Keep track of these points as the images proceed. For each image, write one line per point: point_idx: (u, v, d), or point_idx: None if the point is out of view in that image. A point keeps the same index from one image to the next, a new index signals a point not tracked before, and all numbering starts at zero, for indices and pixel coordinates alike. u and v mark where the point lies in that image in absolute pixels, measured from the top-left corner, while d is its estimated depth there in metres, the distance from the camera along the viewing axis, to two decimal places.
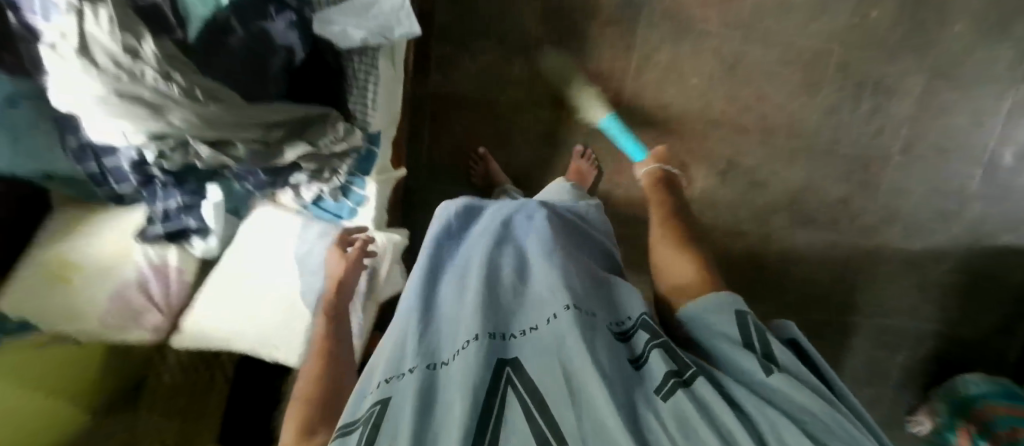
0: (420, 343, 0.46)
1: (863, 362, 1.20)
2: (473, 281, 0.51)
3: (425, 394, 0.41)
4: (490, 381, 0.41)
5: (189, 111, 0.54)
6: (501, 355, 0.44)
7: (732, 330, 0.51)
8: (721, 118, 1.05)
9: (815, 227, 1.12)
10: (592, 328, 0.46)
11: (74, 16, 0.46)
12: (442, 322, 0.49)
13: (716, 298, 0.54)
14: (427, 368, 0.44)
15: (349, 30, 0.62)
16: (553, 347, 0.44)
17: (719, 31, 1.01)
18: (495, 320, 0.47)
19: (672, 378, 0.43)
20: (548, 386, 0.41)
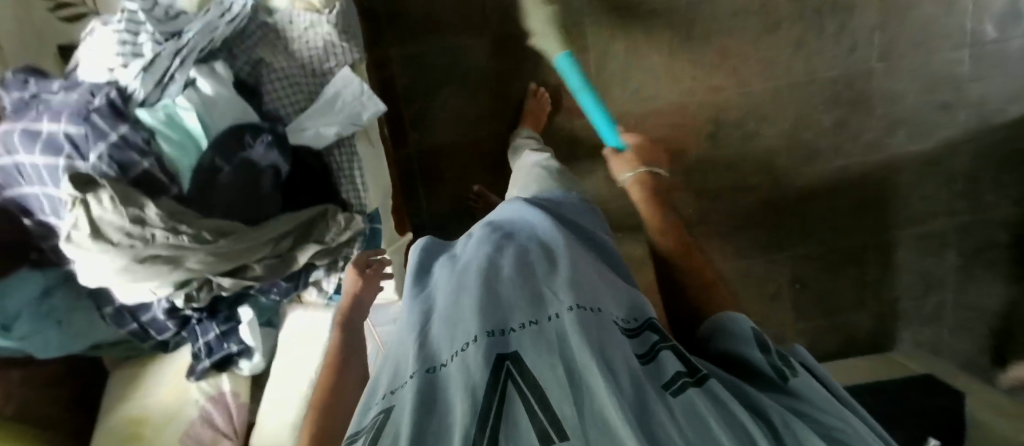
0: (418, 348, 0.37)
1: (914, 273, 1.18)
2: (469, 277, 0.43)
3: (422, 402, 0.32)
4: (487, 382, 0.32)
5: (202, 252, 0.58)
6: (502, 350, 0.34)
7: (740, 342, 0.42)
8: (693, 86, 1.05)
9: (821, 159, 1.10)
10: (603, 327, 0.36)
11: (80, 207, 0.50)
12: (437, 322, 0.40)
13: (726, 316, 0.46)
14: (426, 372, 0.35)
15: (322, 130, 0.66)
16: (557, 344, 0.34)
17: (664, 4, 1.00)
18: (497, 313, 0.38)
19: (683, 377, 0.34)
20: (552, 385, 0.31)
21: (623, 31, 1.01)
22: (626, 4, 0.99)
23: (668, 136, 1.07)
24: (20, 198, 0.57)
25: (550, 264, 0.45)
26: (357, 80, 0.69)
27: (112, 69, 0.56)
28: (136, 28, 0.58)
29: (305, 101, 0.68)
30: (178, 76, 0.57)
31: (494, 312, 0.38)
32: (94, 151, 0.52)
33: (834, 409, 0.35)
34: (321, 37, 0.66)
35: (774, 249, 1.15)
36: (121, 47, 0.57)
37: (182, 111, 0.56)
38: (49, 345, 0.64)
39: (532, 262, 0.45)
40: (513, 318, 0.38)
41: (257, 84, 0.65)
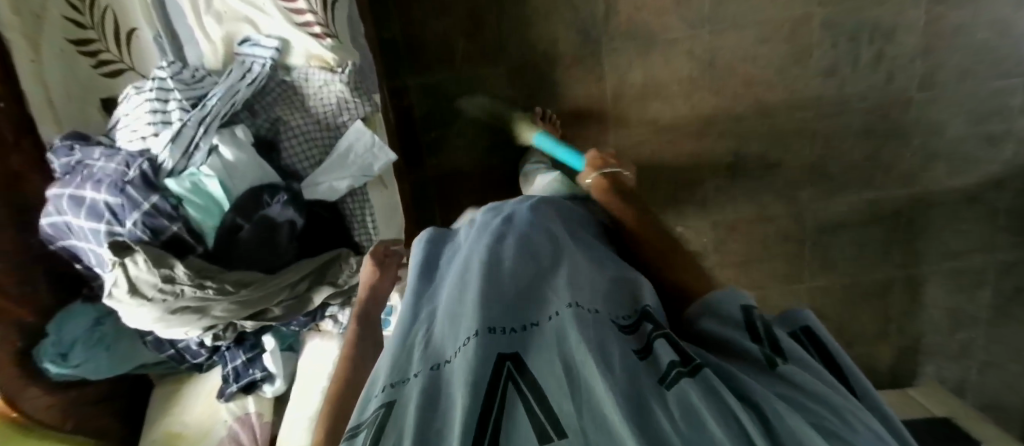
0: (422, 343, 0.37)
1: (944, 308, 1.14)
2: (472, 260, 0.42)
3: (423, 405, 0.32)
4: (486, 386, 0.31)
5: (226, 301, 0.63)
6: (503, 351, 0.34)
7: (732, 326, 0.39)
8: (713, 114, 1.02)
9: (848, 192, 1.06)
10: (602, 320, 0.35)
11: (120, 268, 0.58)
12: (440, 310, 0.39)
13: (717, 293, 0.43)
14: (429, 369, 0.34)
15: (334, 184, 0.70)
16: (557, 343, 0.33)
17: (683, 32, 0.97)
18: (499, 303, 0.37)
19: (681, 367, 0.32)
20: (555, 393, 0.30)
21: (641, 60, 0.99)
22: (644, 33, 0.97)
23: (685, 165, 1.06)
24: (69, 249, 0.65)
25: (557, 250, 0.44)
26: (369, 132, 0.72)
27: (144, 138, 0.63)
28: (165, 96, 0.64)
29: (321, 153, 0.72)
30: (200, 143, 0.62)
31: (492, 302, 0.37)
32: (130, 218, 0.59)
33: (833, 393, 0.31)
34: (335, 94, 0.71)
35: (793, 278, 1.13)
36: (152, 117, 0.63)
37: (205, 178, 0.62)
38: (102, 367, 0.71)
39: (536, 246, 0.44)
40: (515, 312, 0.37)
41: (276, 140, 0.70)
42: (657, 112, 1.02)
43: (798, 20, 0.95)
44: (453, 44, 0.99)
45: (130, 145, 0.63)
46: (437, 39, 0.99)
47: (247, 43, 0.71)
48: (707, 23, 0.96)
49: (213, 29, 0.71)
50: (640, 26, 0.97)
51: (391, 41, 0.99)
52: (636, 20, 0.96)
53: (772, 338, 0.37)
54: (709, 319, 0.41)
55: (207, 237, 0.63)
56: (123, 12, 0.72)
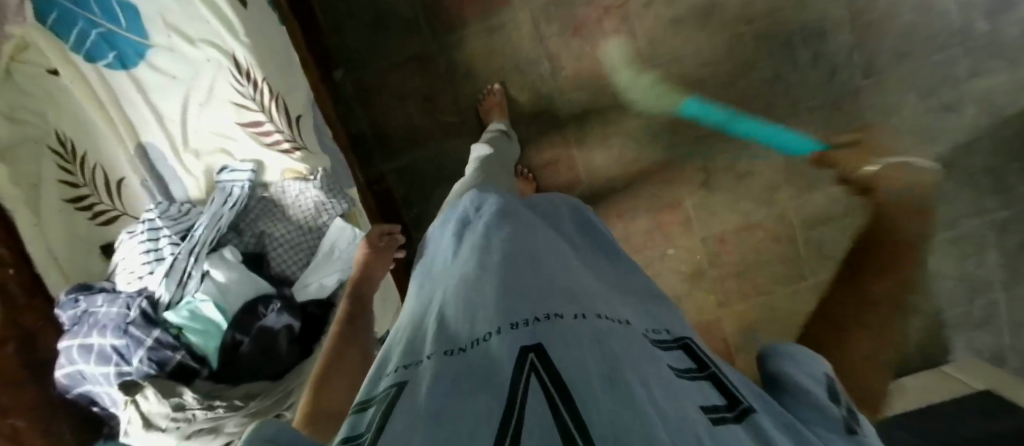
0: (439, 332, 0.36)
1: (954, 277, 1.13)
2: (493, 266, 0.42)
3: (437, 383, 0.30)
4: (509, 374, 0.29)
5: (237, 417, 0.64)
6: (526, 344, 0.32)
7: (809, 386, 0.37)
8: (676, 139, 1.06)
9: (827, 184, 1.07)
10: (631, 338, 0.34)
11: (133, 405, 0.62)
12: (457, 308, 0.38)
13: (803, 349, 0.41)
14: (445, 354, 0.33)
15: (324, 280, 0.74)
16: (587, 346, 0.32)
17: (628, 71, 1.03)
18: (524, 305, 0.36)
19: (722, 410, 0.30)
20: (581, 383, 0.28)
21: (595, 103, 1.05)
22: (592, 80, 1.04)
23: (660, 191, 1.09)
24: (86, 394, 0.68)
25: (578, 269, 0.43)
26: (349, 227, 0.76)
27: (142, 277, 0.67)
28: (156, 234, 0.69)
29: (307, 255, 0.77)
30: (194, 272, 0.67)
31: (517, 305, 0.36)
32: (136, 356, 0.63)
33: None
34: (311, 199, 0.75)
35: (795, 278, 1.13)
36: (146, 256, 0.68)
37: (201, 303, 0.65)
38: None
39: (560, 259, 0.44)
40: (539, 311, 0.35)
41: (264, 252, 0.75)
42: (622, 147, 1.07)
43: (731, 39, 1.01)
44: (416, 125, 1.06)
45: (131, 286, 0.68)
46: (402, 127, 1.06)
47: (225, 170, 0.77)
48: (647, 58, 1.02)
49: (193, 164, 0.78)
50: (586, 74, 1.04)
51: (361, 136, 1.07)
52: (581, 68, 1.03)
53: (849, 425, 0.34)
54: (788, 369, 0.39)
55: (210, 359, 0.66)
56: (111, 166, 0.80)
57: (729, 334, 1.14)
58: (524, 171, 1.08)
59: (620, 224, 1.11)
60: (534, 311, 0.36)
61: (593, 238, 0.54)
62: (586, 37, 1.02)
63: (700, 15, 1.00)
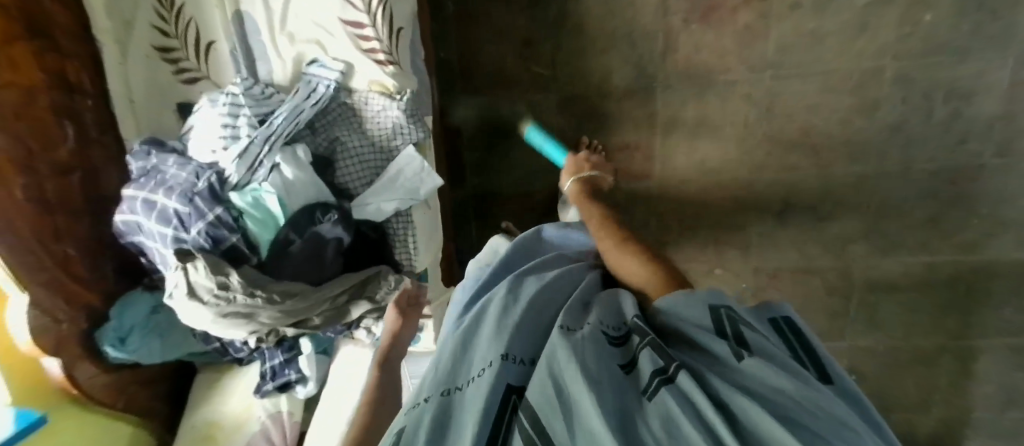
0: (437, 370, 0.44)
1: (997, 384, 1.08)
2: (483, 307, 0.49)
3: (437, 431, 0.38)
4: (492, 410, 0.38)
5: (273, 310, 0.66)
6: (508, 380, 0.40)
7: (700, 327, 0.42)
8: (766, 162, 0.99)
9: (904, 253, 1.01)
10: (590, 341, 0.41)
11: (182, 272, 0.62)
12: (451, 347, 0.45)
13: (686, 292, 0.46)
14: (442, 395, 0.41)
15: (383, 205, 0.73)
16: (545, 362, 0.39)
17: (743, 76, 0.95)
18: (503, 336, 0.44)
19: (655, 376, 0.37)
20: (544, 406, 0.36)
21: (697, 99, 0.98)
22: (702, 74, 0.96)
23: (730, 208, 1.04)
24: (137, 244, 0.70)
25: (556, 296, 0.50)
26: (419, 158, 0.74)
27: (215, 151, 0.67)
28: (237, 111, 0.68)
29: (372, 172, 0.75)
30: (266, 161, 0.65)
31: (500, 338, 0.43)
32: (195, 226, 0.63)
33: (795, 382, 0.35)
34: (390, 120, 0.73)
35: (833, 334, 1.10)
36: (224, 131, 0.67)
37: (266, 195, 0.64)
38: (154, 354, 0.76)
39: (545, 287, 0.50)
40: (517, 348, 0.43)
41: (333, 158, 0.74)
42: (707, 154, 1.01)
43: (868, 74, 0.91)
44: (505, 67, 1.01)
45: (202, 156, 0.68)
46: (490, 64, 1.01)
47: (315, 64, 0.74)
48: (769, 66, 0.93)
49: (285, 48, 0.75)
50: (698, 66, 0.96)
51: (448, 62, 1.02)
52: (695, 58, 0.95)
53: (739, 335, 0.40)
54: (682, 322, 0.44)
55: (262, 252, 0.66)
56: (206, 25, 0.76)
57: None
58: (597, 146, 1.02)
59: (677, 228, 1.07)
60: (513, 345, 0.43)
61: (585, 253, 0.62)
62: (714, 24, 0.92)
63: (846, 37, 0.89)
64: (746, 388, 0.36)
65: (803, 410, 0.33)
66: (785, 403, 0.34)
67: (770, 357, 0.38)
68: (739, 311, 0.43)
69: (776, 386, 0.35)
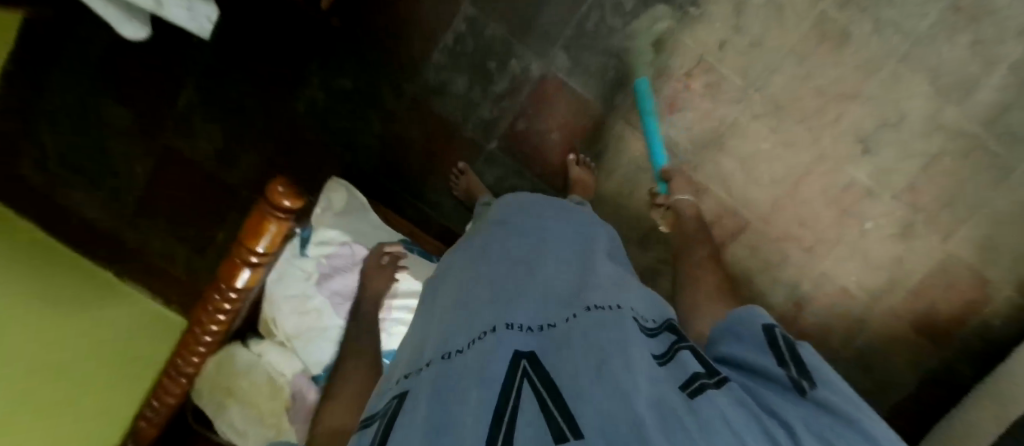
0: (439, 340, 0.49)
1: None
2: (481, 282, 0.54)
3: (436, 384, 0.41)
4: (506, 376, 0.40)
5: None
6: (518, 349, 0.44)
7: (754, 346, 0.47)
8: (816, 134, 1.03)
9: (987, 80, 0.98)
10: (613, 323, 0.45)
11: None
12: (450, 321, 0.51)
13: (750, 310, 0.51)
14: (443, 358, 0.45)
15: None
16: (574, 342, 0.43)
17: (739, 109, 1.03)
18: (515, 309, 0.49)
19: (702, 377, 0.41)
20: (564, 378, 0.39)
21: (722, 151, 1.06)
22: (709, 136, 1.05)
23: (828, 182, 1.06)
24: None
25: (567, 277, 0.55)
26: None
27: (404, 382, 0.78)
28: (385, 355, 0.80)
29: None
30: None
31: (506, 310, 0.48)
32: None
33: (856, 409, 0.38)
34: None
35: (1006, 175, 1.03)
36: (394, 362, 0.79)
37: None
38: None
39: (544, 268, 0.55)
40: (530, 321, 0.48)
41: None
42: (771, 169, 1.06)
43: (816, 23, 0.98)
44: None
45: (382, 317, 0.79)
46: (462, 192, 1.03)
47: None
48: (747, 88, 1.02)
49: None
50: (702, 137, 1.05)
51: None
52: (695, 135, 1.05)
53: (798, 357, 0.44)
54: (738, 344, 0.49)
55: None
56: None
57: (965, 261, 1.10)
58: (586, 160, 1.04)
59: (808, 231, 1.10)
60: (520, 315, 0.48)
61: (571, 226, 0.65)
62: (683, 106, 1.04)
63: (775, 22, 0.98)
64: (791, 403, 0.39)
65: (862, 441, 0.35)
66: (825, 418, 0.37)
67: (828, 382, 0.41)
68: (790, 335, 0.48)
69: (827, 403, 0.38)
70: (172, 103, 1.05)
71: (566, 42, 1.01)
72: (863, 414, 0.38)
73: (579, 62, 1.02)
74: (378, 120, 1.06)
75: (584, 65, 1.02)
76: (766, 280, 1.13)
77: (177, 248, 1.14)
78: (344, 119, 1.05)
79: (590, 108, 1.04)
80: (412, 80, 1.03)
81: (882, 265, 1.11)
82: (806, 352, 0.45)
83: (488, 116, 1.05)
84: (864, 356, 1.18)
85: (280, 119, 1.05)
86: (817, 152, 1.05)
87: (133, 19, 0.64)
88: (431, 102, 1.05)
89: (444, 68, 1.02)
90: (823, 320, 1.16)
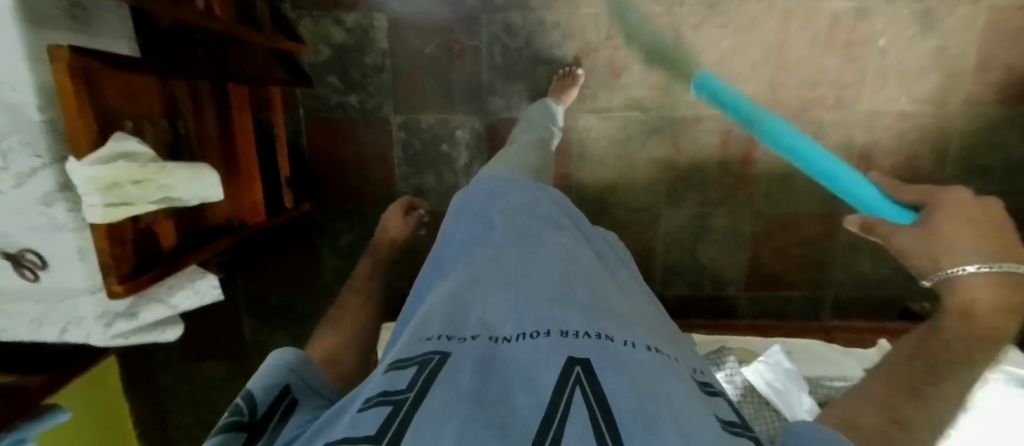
0: (485, 313, 0.39)
1: None
2: (542, 268, 0.43)
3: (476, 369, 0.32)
4: (556, 383, 0.30)
5: None
6: (574, 353, 0.32)
7: None
8: (766, 0, 0.95)
9: None
10: (684, 377, 0.33)
11: None
12: (501, 293, 0.40)
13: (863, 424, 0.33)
14: (489, 340, 0.36)
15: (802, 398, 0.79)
16: (651, 377, 0.31)
17: (678, 29, 0.97)
18: (582, 309, 0.37)
19: None
20: (630, 411, 0.27)
21: None
22: (667, 72, 1.00)
23: (810, 31, 0.97)
24: None
25: (622, 298, 0.43)
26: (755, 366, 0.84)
27: None
28: None
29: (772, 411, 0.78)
30: (726, 373, 0.84)
31: (574, 309, 0.37)
32: None
33: None
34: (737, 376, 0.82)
35: None
36: None
37: None
38: None
39: (594, 275, 0.44)
40: (600, 322, 0.36)
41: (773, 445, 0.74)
42: (745, 58, 0.99)
43: None
44: (639, 248, 1.11)
45: None
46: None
47: None
48: (671, 8, 0.96)
49: None
50: (661, 76, 1.00)
51: None
52: (654, 79, 1.00)
53: None
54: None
55: None
56: None
57: (1012, 3, 0.94)
58: None
59: (823, 86, 1.00)
60: (593, 319, 0.36)
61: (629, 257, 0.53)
62: (625, 63, 1.00)
63: None
64: None
65: None
66: None
67: None
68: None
69: None
70: (246, 337, 1.20)
71: (489, 87, 1.02)
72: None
73: (510, 94, 1.02)
74: None
75: (516, 93, 1.02)
76: None
77: None
78: None
79: None
80: (394, 201, 1.10)
81: (927, 65, 0.98)
82: None
83: None
84: (974, 159, 1.03)
85: (323, 297, 1.16)
86: (779, 12, 0.96)
87: (164, 329, 0.73)
88: None
89: (410, 176, 1.08)
90: (902, 154, 1.04)
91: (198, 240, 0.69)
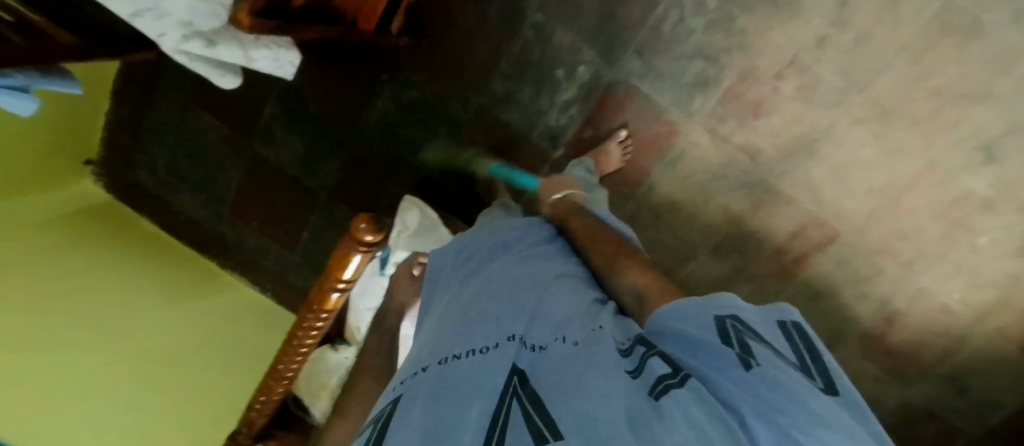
0: (428, 345, 0.44)
1: None
2: (478, 294, 0.49)
3: (426, 393, 0.36)
4: (500, 392, 0.34)
5: None
6: (513, 364, 0.38)
7: (702, 327, 0.38)
8: (926, 142, 0.92)
9: None
10: (594, 345, 0.38)
11: None
12: (446, 323, 0.46)
13: (692, 300, 0.41)
14: (438, 362, 0.39)
15: None
16: (557, 361, 0.37)
17: (837, 113, 0.92)
18: (510, 323, 0.43)
19: (666, 380, 0.33)
20: (554, 398, 0.32)
21: (813, 161, 0.97)
22: (797, 144, 0.96)
23: (937, 192, 0.95)
24: None
25: (543, 293, 0.48)
26: None
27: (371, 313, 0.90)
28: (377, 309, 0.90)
29: None
30: None
31: (503, 323, 0.43)
32: None
33: (796, 385, 0.31)
34: None
35: None
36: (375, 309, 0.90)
37: None
38: None
39: (523, 283, 0.50)
40: (527, 331, 0.42)
41: None
42: (868, 177, 0.96)
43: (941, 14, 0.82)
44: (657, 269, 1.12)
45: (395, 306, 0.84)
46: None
47: None
48: (848, 91, 0.90)
49: None
50: (789, 143, 0.96)
51: None
52: (782, 142, 0.96)
53: (742, 344, 0.35)
54: (678, 324, 0.40)
55: None
56: None
57: None
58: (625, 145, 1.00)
59: (907, 245, 1.00)
60: (523, 329, 0.42)
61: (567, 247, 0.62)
62: (771, 110, 0.94)
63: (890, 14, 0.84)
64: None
65: (788, 399, 0.30)
66: (779, 402, 0.29)
67: (774, 369, 0.32)
68: (809, 331, 0.39)
69: (800, 393, 0.30)
70: (260, 117, 1.12)
71: (639, 47, 0.94)
72: (812, 392, 0.30)
73: (652, 67, 0.95)
74: (447, 132, 1.06)
75: (658, 69, 0.95)
76: (852, 293, 1.06)
77: (272, 244, 1.24)
78: (414, 130, 1.07)
79: (664, 115, 0.98)
80: (478, 90, 1.02)
81: (997, 283, 1.00)
82: (786, 343, 0.37)
83: (555, 124, 1.03)
84: (963, 376, 1.09)
85: (355, 130, 1.09)
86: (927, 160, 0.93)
87: (225, 73, 0.67)
88: (497, 112, 1.03)
89: (510, 77, 1.00)
90: (915, 335, 1.08)
91: (313, 14, 0.69)
